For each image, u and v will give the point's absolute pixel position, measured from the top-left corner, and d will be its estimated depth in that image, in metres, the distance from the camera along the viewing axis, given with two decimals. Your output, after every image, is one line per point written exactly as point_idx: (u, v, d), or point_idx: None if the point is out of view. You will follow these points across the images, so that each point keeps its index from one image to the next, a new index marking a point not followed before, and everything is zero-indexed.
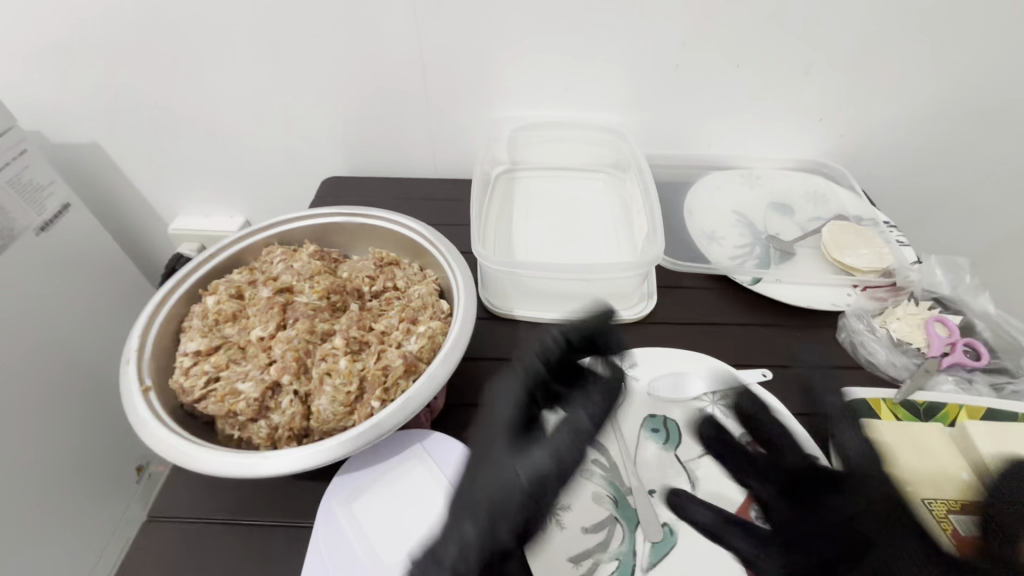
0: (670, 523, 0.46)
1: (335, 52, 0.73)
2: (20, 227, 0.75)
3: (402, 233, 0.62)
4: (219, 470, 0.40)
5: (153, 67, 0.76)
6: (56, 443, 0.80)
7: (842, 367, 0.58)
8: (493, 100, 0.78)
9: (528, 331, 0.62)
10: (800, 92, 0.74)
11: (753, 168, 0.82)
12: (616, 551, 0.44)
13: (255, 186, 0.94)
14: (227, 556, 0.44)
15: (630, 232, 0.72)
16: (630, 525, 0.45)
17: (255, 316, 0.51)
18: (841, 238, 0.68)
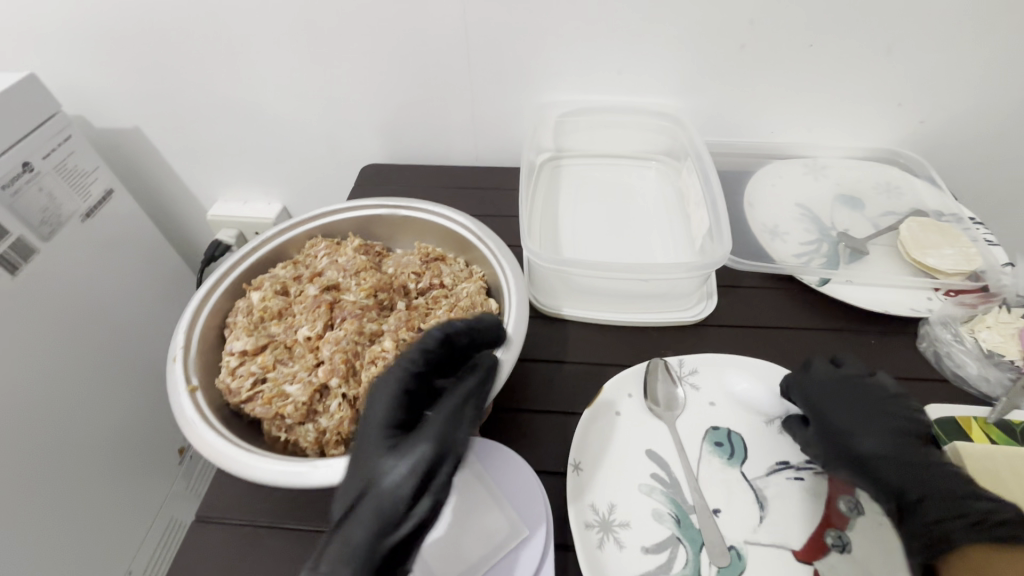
0: (737, 547, 0.43)
1: (377, 35, 0.70)
2: (66, 214, 0.76)
3: (447, 226, 0.59)
4: (271, 478, 0.39)
5: (192, 52, 0.75)
6: (100, 427, 0.82)
7: (922, 379, 0.54)
8: (540, 83, 0.74)
9: (577, 331, 0.59)
10: (878, 75, 0.68)
11: (819, 157, 0.76)
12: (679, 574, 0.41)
13: (294, 172, 0.92)
14: (279, 561, 0.43)
15: (685, 226, 0.68)
16: (694, 547, 0.43)
17: (301, 314, 0.49)
18: (921, 236, 0.63)
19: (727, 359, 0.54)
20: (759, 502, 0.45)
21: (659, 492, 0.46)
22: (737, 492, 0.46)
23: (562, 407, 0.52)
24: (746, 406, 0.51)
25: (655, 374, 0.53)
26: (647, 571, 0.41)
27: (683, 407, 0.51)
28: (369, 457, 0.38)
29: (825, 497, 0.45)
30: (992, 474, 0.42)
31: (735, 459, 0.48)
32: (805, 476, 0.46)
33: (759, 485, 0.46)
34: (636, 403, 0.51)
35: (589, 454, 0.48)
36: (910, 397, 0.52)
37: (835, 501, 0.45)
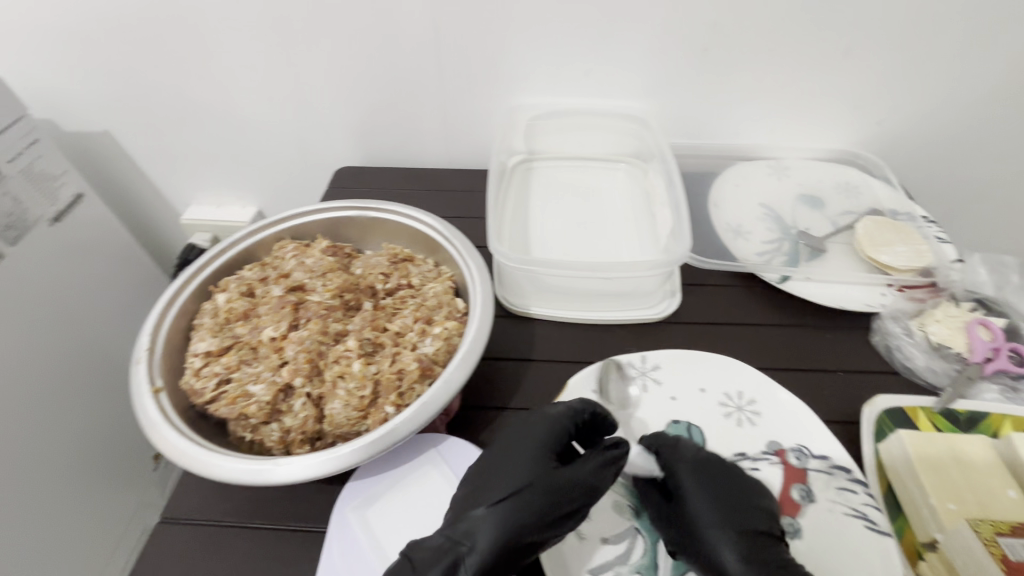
0: None
1: (348, 39, 0.71)
2: (33, 218, 0.75)
3: (416, 227, 0.60)
4: (231, 477, 0.39)
5: (162, 55, 0.75)
6: (70, 434, 0.81)
7: (875, 372, 0.56)
8: (509, 86, 0.75)
9: (545, 330, 0.60)
10: (835, 78, 0.70)
11: (781, 159, 0.79)
12: (637, 563, 0.42)
13: (267, 175, 0.92)
14: (242, 560, 0.43)
15: (652, 226, 0.70)
16: (653, 536, 0.44)
17: (266, 315, 0.49)
18: (876, 234, 0.65)
19: (687, 354, 0.55)
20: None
21: (620, 484, 0.47)
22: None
23: (527, 403, 0.53)
24: (706, 399, 0.52)
25: (617, 370, 0.54)
26: (606, 562, 0.42)
27: (644, 402, 0.52)
28: (527, 463, 0.42)
29: (779, 486, 0.46)
30: (934, 459, 0.44)
31: None
32: (761, 466, 0.48)
33: None
34: (599, 398, 0.52)
35: None
36: (863, 388, 0.54)
37: (788, 490, 0.46)
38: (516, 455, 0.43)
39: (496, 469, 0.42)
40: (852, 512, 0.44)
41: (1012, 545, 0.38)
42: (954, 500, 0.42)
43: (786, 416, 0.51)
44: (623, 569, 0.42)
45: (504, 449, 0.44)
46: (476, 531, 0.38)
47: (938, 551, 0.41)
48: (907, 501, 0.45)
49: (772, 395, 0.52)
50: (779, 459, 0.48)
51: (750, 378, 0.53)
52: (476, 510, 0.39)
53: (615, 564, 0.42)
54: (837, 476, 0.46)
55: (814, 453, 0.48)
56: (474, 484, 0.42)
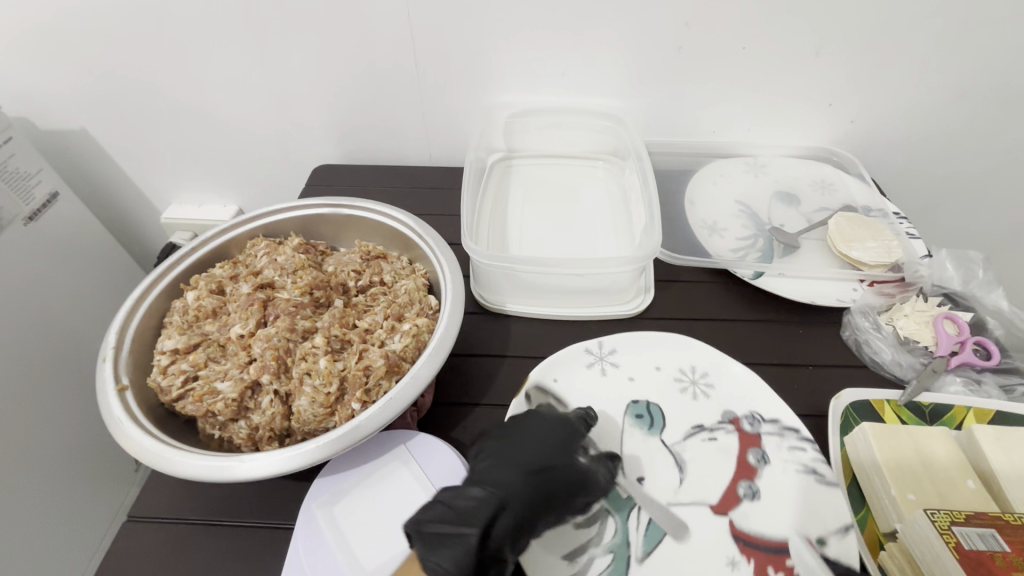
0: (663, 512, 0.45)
1: (324, 36, 0.71)
2: (8, 217, 0.75)
3: (389, 224, 0.60)
4: (194, 474, 0.39)
5: (137, 54, 0.75)
6: (50, 435, 0.81)
7: (845, 366, 0.57)
8: (488, 84, 0.75)
9: (520, 326, 0.60)
10: (808, 76, 0.71)
11: (758, 156, 0.79)
12: (610, 543, 0.43)
13: (247, 174, 0.92)
14: (209, 558, 0.43)
15: (628, 223, 0.70)
16: (624, 515, 0.44)
17: (235, 312, 0.49)
18: (848, 230, 0.66)
19: (640, 336, 0.57)
20: (679, 465, 0.48)
21: None
22: (659, 459, 0.48)
23: (499, 399, 0.54)
24: (661, 376, 0.54)
25: (576, 358, 0.55)
26: (580, 543, 0.43)
27: (605, 385, 0.53)
28: (557, 447, 0.44)
29: (735, 453, 0.49)
30: (896, 451, 0.45)
31: (655, 428, 0.50)
32: (718, 436, 0.50)
33: (678, 450, 0.49)
34: (560, 386, 0.53)
35: None
36: (831, 382, 0.55)
37: (745, 454, 0.49)
38: (545, 437, 0.44)
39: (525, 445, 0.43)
40: (802, 468, 0.47)
41: (966, 534, 0.38)
42: (913, 491, 0.43)
43: (737, 389, 0.53)
44: (597, 550, 0.43)
45: (529, 428, 0.45)
46: (513, 496, 0.39)
47: (897, 540, 0.42)
48: (870, 492, 0.45)
49: (741, 390, 0.53)
50: (734, 427, 0.50)
51: (705, 356, 0.55)
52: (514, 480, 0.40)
53: (588, 547, 0.43)
54: (787, 437, 0.49)
55: (765, 417, 0.51)
56: (504, 452, 0.43)
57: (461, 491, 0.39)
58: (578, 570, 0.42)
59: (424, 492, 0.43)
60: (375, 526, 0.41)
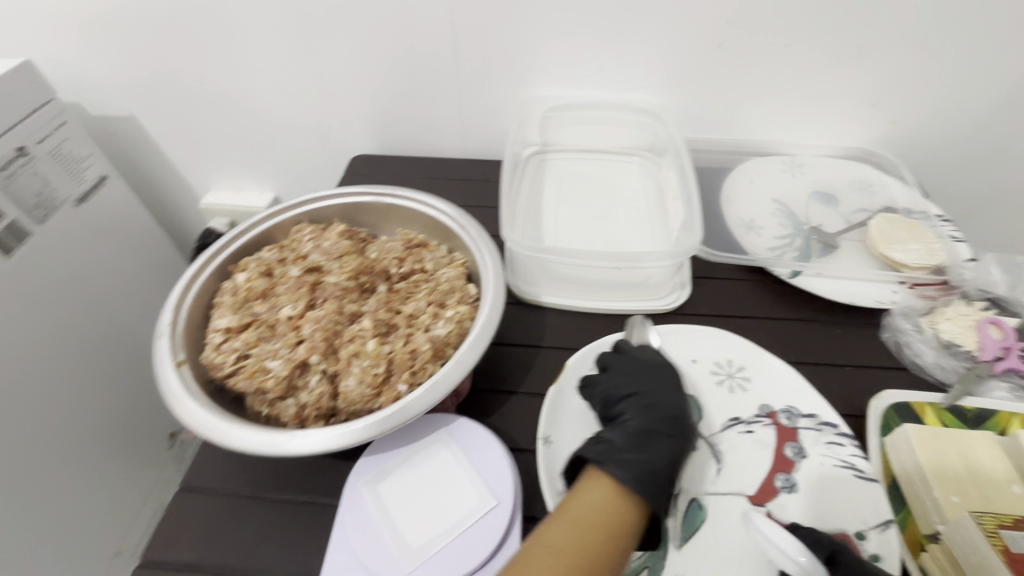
0: (699, 498, 0.46)
1: (366, 28, 0.72)
2: (59, 198, 0.78)
3: (429, 214, 0.61)
4: (249, 448, 0.40)
5: (184, 44, 0.77)
6: (94, 410, 0.84)
7: (885, 368, 0.56)
8: (525, 78, 0.76)
9: (555, 318, 0.61)
10: (849, 76, 0.70)
11: (797, 155, 0.78)
12: None
13: (285, 163, 0.94)
14: (257, 529, 0.44)
15: (664, 218, 0.70)
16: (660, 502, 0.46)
17: (285, 294, 0.51)
18: (889, 231, 0.65)
19: (675, 328, 0.57)
20: (716, 455, 0.49)
21: None
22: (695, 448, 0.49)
23: (536, 388, 0.54)
24: (697, 369, 0.55)
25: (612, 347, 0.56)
26: None
27: None
28: (669, 382, 0.48)
29: (772, 446, 0.49)
30: (938, 452, 0.45)
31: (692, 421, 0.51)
32: (755, 429, 0.50)
33: (714, 441, 0.50)
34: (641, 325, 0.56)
35: (557, 427, 0.50)
36: (871, 384, 0.55)
37: (781, 448, 0.49)
38: (654, 376, 0.48)
39: (644, 384, 0.47)
40: (840, 463, 0.47)
41: (1014, 537, 0.38)
42: (956, 493, 0.42)
43: (775, 383, 0.53)
44: None
45: (637, 370, 0.49)
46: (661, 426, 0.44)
47: (939, 542, 0.42)
48: (910, 493, 0.45)
49: (779, 389, 0.52)
50: (771, 421, 0.51)
51: (741, 350, 0.56)
52: (652, 415, 0.45)
53: None
54: (825, 432, 0.49)
55: (802, 412, 0.51)
56: (636, 395, 0.47)
57: (627, 430, 0.44)
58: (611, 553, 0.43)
59: (467, 470, 0.44)
60: (419, 499, 0.43)
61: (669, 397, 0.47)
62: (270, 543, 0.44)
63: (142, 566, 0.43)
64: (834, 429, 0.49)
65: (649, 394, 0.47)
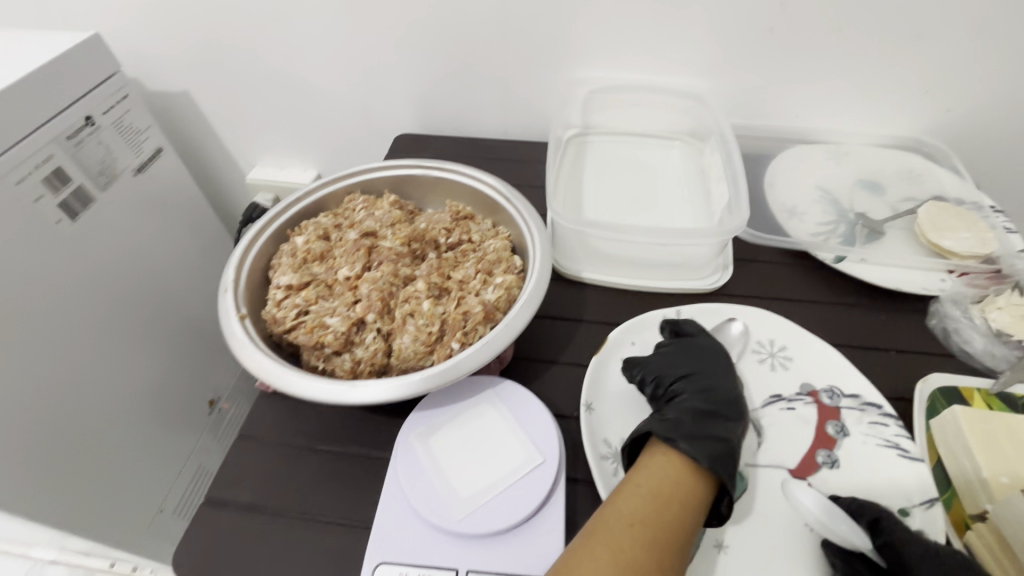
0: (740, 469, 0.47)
1: (417, 8, 0.73)
2: (120, 167, 0.82)
3: (476, 187, 0.62)
4: (312, 395, 0.43)
5: (241, 22, 0.80)
6: (143, 373, 0.89)
7: (930, 354, 0.56)
8: (570, 60, 0.76)
9: (596, 294, 0.62)
10: (902, 62, 0.69)
11: (842, 143, 0.77)
12: None
13: (329, 141, 0.96)
14: (312, 476, 0.47)
15: (706, 201, 0.70)
16: None
17: (342, 257, 0.53)
18: (939, 219, 0.64)
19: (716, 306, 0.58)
20: (757, 430, 0.49)
21: None
22: None
23: (576, 360, 0.55)
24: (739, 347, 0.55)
25: (654, 323, 0.56)
26: None
27: None
28: (724, 371, 0.49)
29: (814, 423, 0.49)
30: (988, 433, 0.45)
31: None
32: (797, 406, 0.51)
33: (755, 416, 0.50)
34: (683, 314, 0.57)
35: (599, 395, 0.51)
36: (916, 369, 0.54)
37: (824, 425, 0.49)
38: (703, 363, 0.49)
39: (695, 370, 0.48)
40: (884, 442, 0.47)
41: None
42: (1006, 474, 0.42)
43: (817, 363, 0.53)
44: None
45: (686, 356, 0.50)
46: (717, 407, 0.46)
47: (986, 521, 0.42)
48: (956, 473, 0.45)
49: (822, 370, 0.53)
50: (813, 399, 0.51)
51: (783, 330, 0.56)
52: (706, 397, 0.46)
53: None
54: (868, 412, 0.49)
55: (845, 392, 0.51)
56: (692, 378, 0.48)
57: (686, 410, 0.45)
58: None
59: (513, 429, 0.45)
60: (470, 454, 0.44)
61: (720, 382, 0.48)
62: (324, 489, 0.46)
63: (206, 504, 0.46)
64: (877, 409, 0.49)
65: (700, 379, 0.48)
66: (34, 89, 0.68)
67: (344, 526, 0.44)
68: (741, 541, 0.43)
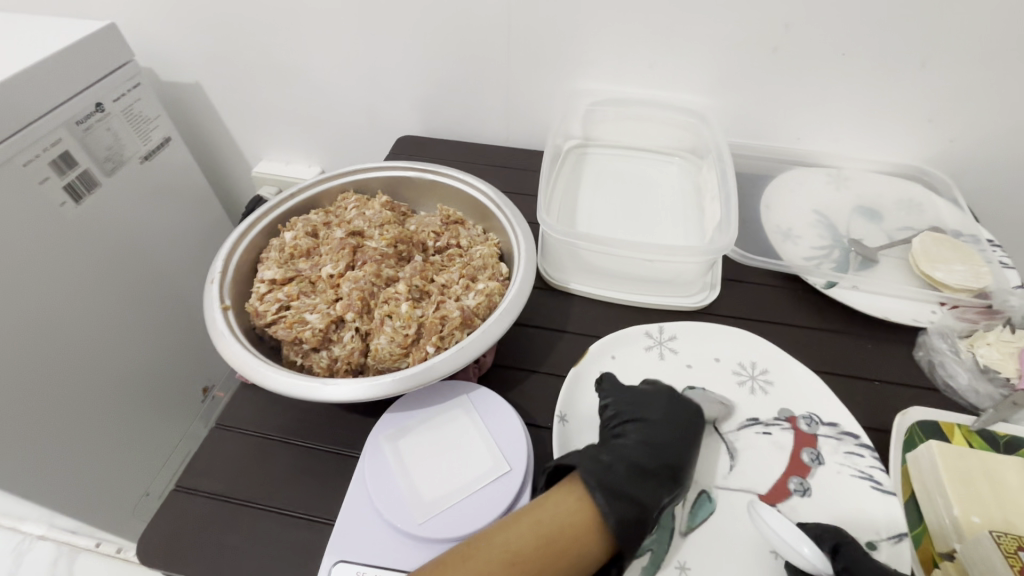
0: (709, 491, 0.46)
1: (425, 13, 0.75)
2: (127, 154, 0.84)
3: (468, 193, 0.63)
4: (283, 390, 0.43)
5: (254, 18, 0.81)
6: (138, 357, 0.90)
7: (915, 386, 0.55)
8: (573, 71, 0.77)
9: (581, 305, 0.62)
10: (906, 90, 0.69)
11: (842, 168, 0.76)
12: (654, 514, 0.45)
13: (334, 139, 0.97)
14: (282, 470, 0.47)
15: (699, 219, 0.70)
16: None
17: (328, 254, 0.54)
18: (933, 250, 0.63)
19: (701, 326, 0.57)
20: (730, 452, 0.49)
21: None
22: (710, 444, 0.49)
23: (556, 370, 0.55)
24: (720, 367, 0.55)
25: (635, 339, 0.56)
26: None
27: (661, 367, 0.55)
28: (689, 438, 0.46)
29: (789, 450, 0.49)
30: (964, 472, 0.44)
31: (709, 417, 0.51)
32: (773, 431, 0.50)
33: (730, 438, 0.50)
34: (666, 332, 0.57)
35: (574, 408, 0.51)
36: (898, 401, 0.54)
37: (798, 452, 0.48)
38: (670, 420, 0.47)
39: (656, 423, 0.46)
40: (858, 473, 0.47)
41: None
42: (977, 513, 0.42)
43: (797, 388, 0.53)
44: None
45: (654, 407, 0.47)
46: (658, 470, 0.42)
47: (953, 560, 0.41)
48: (929, 510, 0.45)
49: (801, 396, 0.52)
50: (790, 425, 0.50)
51: (765, 353, 0.56)
52: (656, 455, 0.43)
53: None
54: (845, 442, 0.48)
55: (823, 420, 0.50)
56: (647, 425, 0.46)
57: (624, 459, 0.42)
58: None
59: (482, 436, 0.46)
60: (438, 459, 0.45)
61: (675, 444, 0.45)
62: (292, 483, 0.46)
63: (177, 491, 0.46)
64: (854, 439, 0.48)
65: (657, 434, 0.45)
66: (48, 72, 0.69)
67: (311, 521, 0.44)
68: (706, 563, 0.42)
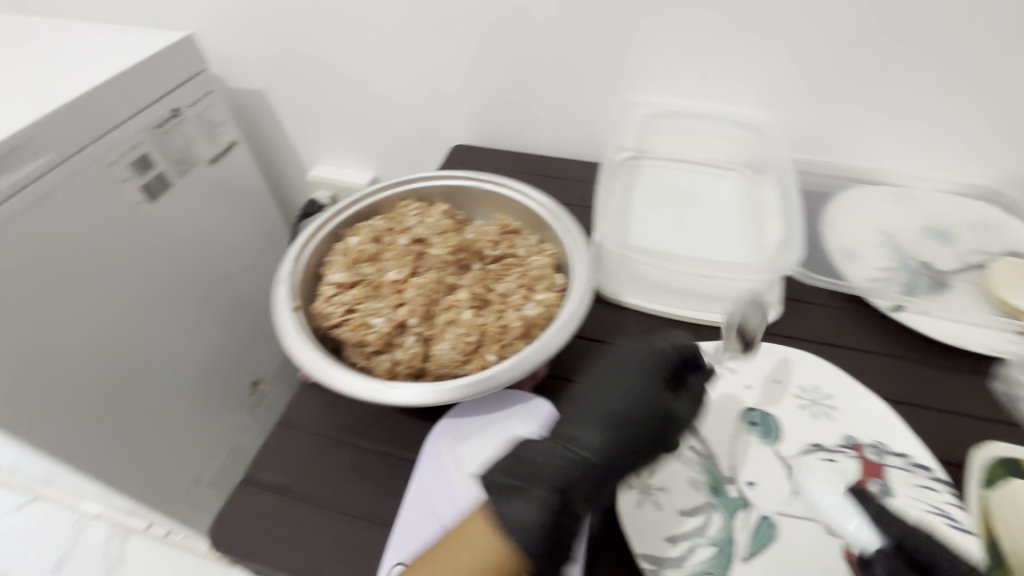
0: (770, 517, 0.45)
1: (485, 26, 0.76)
2: (197, 156, 0.89)
3: (525, 203, 0.64)
4: (350, 390, 0.44)
5: (320, 30, 0.85)
6: (196, 350, 0.94)
7: (991, 420, 0.52)
8: (630, 83, 0.77)
9: (635, 319, 0.61)
10: (984, 107, 0.66)
11: (910, 187, 0.73)
12: (715, 537, 0.44)
13: (388, 146, 1.00)
14: (342, 469, 0.49)
15: (757, 236, 0.69)
16: (728, 513, 0.45)
17: (391, 260, 0.55)
18: (1013, 277, 0.59)
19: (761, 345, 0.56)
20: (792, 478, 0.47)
21: (695, 462, 0.49)
22: (771, 468, 0.48)
23: None
24: (781, 389, 0.54)
25: None
26: (683, 530, 0.44)
27: (719, 386, 0.54)
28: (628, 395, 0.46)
29: (855, 479, 0.47)
30: None
31: (769, 439, 0.50)
32: (837, 458, 0.48)
33: (792, 463, 0.48)
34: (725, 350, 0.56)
35: None
36: (973, 434, 0.51)
37: (865, 483, 0.46)
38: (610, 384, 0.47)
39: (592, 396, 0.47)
40: (932, 509, 0.44)
41: None
42: None
43: (864, 415, 0.51)
44: (700, 540, 0.44)
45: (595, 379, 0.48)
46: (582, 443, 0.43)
47: None
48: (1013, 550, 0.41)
49: (867, 424, 0.50)
50: (856, 453, 0.48)
51: (828, 377, 0.54)
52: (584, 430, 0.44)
53: (692, 535, 0.44)
54: (916, 474, 0.46)
55: (892, 450, 0.48)
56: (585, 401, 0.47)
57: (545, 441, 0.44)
58: (677, 554, 0.43)
59: None
60: (495, 468, 0.45)
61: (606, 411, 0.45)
62: (352, 483, 0.48)
63: (243, 482, 0.48)
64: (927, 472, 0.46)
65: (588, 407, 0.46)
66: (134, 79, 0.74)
67: (370, 521, 0.45)
68: None
